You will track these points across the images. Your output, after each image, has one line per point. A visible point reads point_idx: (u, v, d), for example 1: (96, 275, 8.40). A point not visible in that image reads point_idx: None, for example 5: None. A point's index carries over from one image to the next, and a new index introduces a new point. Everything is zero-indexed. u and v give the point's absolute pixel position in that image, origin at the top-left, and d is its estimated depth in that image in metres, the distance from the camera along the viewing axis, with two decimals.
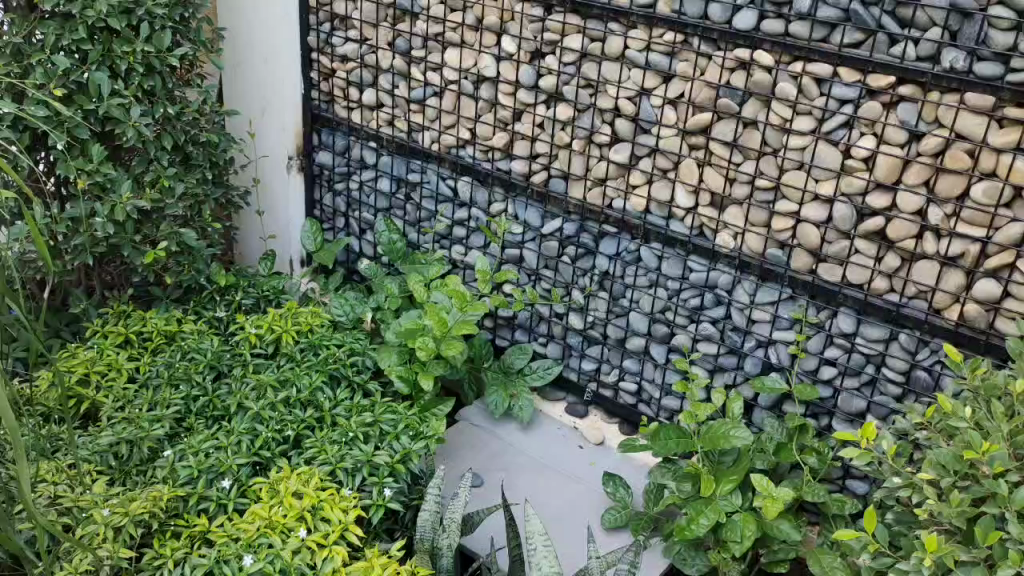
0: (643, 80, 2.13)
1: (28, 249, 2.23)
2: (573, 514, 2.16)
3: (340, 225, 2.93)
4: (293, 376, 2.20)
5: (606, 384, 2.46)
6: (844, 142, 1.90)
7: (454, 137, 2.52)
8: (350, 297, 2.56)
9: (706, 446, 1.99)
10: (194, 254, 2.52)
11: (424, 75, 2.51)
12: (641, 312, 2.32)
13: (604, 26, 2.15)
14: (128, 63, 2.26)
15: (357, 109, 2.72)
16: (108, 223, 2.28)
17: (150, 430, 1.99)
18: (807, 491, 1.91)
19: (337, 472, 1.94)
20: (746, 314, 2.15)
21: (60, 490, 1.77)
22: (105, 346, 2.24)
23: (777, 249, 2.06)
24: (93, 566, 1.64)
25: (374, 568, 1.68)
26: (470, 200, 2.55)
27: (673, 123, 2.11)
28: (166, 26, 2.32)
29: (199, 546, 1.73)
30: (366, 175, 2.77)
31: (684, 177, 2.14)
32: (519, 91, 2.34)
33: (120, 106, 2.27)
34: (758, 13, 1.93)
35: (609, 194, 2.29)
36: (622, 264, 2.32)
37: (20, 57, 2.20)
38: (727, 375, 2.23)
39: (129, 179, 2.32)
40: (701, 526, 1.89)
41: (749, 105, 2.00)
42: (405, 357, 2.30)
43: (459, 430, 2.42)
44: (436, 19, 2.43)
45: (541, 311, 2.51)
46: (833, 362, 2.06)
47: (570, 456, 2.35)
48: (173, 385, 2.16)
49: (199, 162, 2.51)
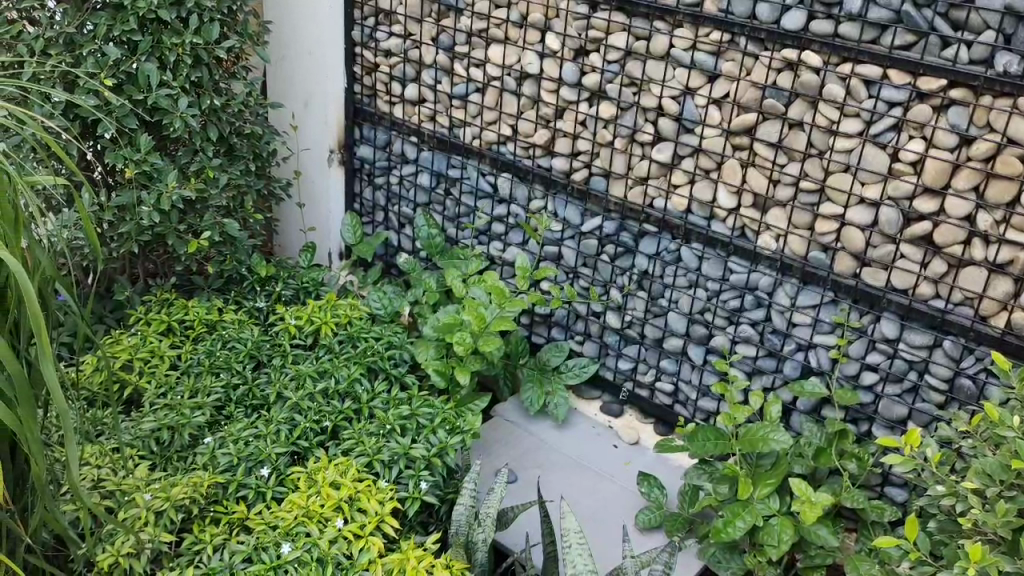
0: (688, 79, 2.12)
1: (77, 236, 2.28)
2: (608, 513, 2.16)
3: (380, 219, 2.94)
4: (331, 367, 2.22)
5: (643, 384, 2.45)
6: (892, 144, 1.88)
7: (495, 133, 2.52)
8: (388, 291, 2.58)
9: (744, 449, 1.98)
10: (236, 245, 2.55)
11: (467, 71, 2.52)
12: (680, 312, 2.32)
13: (650, 24, 2.14)
14: (177, 55, 2.29)
15: (400, 104, 2.73)
16: (155, 212, 2.32)
17: (190, 417, 2.02)
18: (846, 496, 1.89)
19: (374, 463, 1.95)
20: (787, 317, 2.14)
21: (104, 473, 1.80)
22: (148, 334, 2.28)
23: (820, 251, 2.05)
24: (135, 549, 1.66)
25: (409, 560, 1.69)
26: (510, 197, 2.56)
27: (717, 123, 2.10)
28: (214, 18, 2.34)
29: (238, 533, 1.75)
30: (407, 169, 2.78)
31: (727, 177, 2.13)
32: (561, 88, 2.33)
33: (168, 97, 2.30)
34: (808, 14, 1.91)
35: (650, 194, 2.28)
36: (661, 264, 2.31)
37: (72, 47, 2.23)
38: (765, 377, 2.22)
39: (175, 169, 2.36)
40: (738, 528, 1.88)
41: (796, 105, 1.98)
42: (442, 352, 2.31)
43: (495, 426, 2.42)
44: (480, 15, 2.43)
45: (579, 309, 2.51)
46: (874, 367, 2.04)
47: (605, 455, 2.35)
48: (213, 373, 2.19)
49: (243, 153, 2.54)
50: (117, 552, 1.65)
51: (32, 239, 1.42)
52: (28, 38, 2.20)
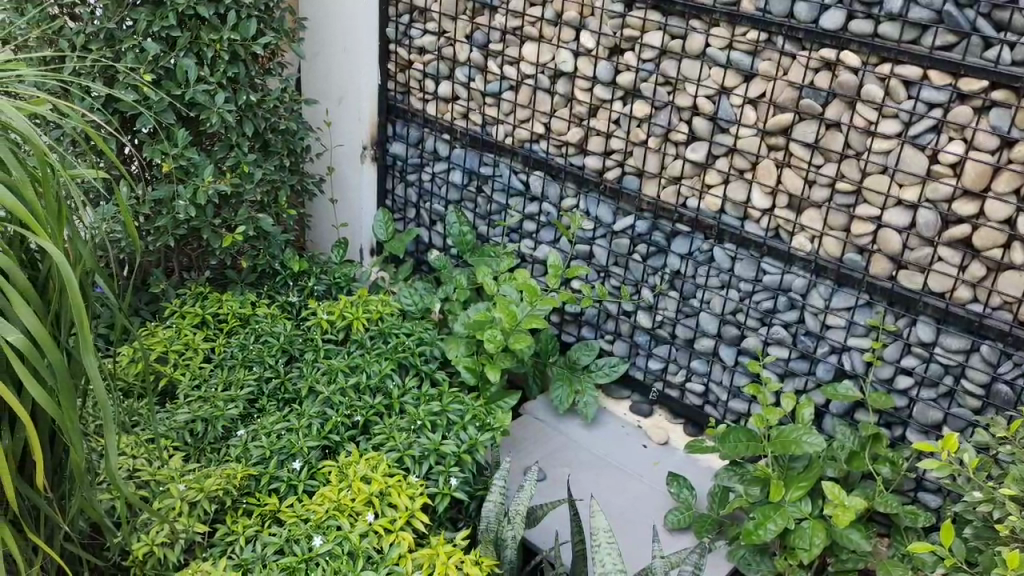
0: (724, 79, 2.11)
1: (115, 229, 2.31)
2: (637, 512, 2.15)
3: (411, 215, 2.96)
4: (363, 362, 2.23)
5: (673, 384, 2.45)
6: (932, 146, 1.86)
7: (528, 131, 2.52)
8: (419, 288, 2.59)
9: (776, 450, 1.97)
10: (270, 240, 2.58)
11: (500, 69, 2.52)
12: (711, 313, 2.31)
13: (686, 23, 2.13)
14: (214, 51, 2.32)
15: (433, 102, 2.74)
16: (190, 206, 2.34)
17: (224, 409, 2.04)
18: (879, 501, 1.88)
19: (405, 459, 1.96)
20: (821, 319, 2.12)
21: (139, 463, 1.83)
22: (182, 326, 2.31)
23: (855, 253, 2.03)
24: (169, 539, 1.69)
25: (439, 556, 1.69)
26: (542, 195, 2.55)
27: (752, 123, 2.09)
28: (251, 15, 2.36)
29: (270, 525, 1.77)
30: (439, 166, 2.80)
31: (762, 177, 2.12)
32: (595, 87, 2.33)
33: (205, 92, 2.32)
34: (847, 13, 1.89)
35: (683, 193, 2.27)
36: (693, 264, 2.30)
37: (112, 42, 2.26)
38: (798, 380, 2.20)
39: (211, 163, 2.38)
40: (769, 531, 1.86)
41: (833, 105, 1.96)
42: (473, 348, 2.32)
43: (524, 425, 2.42)
44: (515, 13, 2.43)
45: (609, 308, 2.50)
46: (909, 371, 2.01)
47: (634, 455, 2.35)
48: (247, 366, 2.21)
49: (277, 149, 2.56)
50: (152, 542, 1.67)
51: (73, 231, 1.44)
52: (69, 33, 2.23)
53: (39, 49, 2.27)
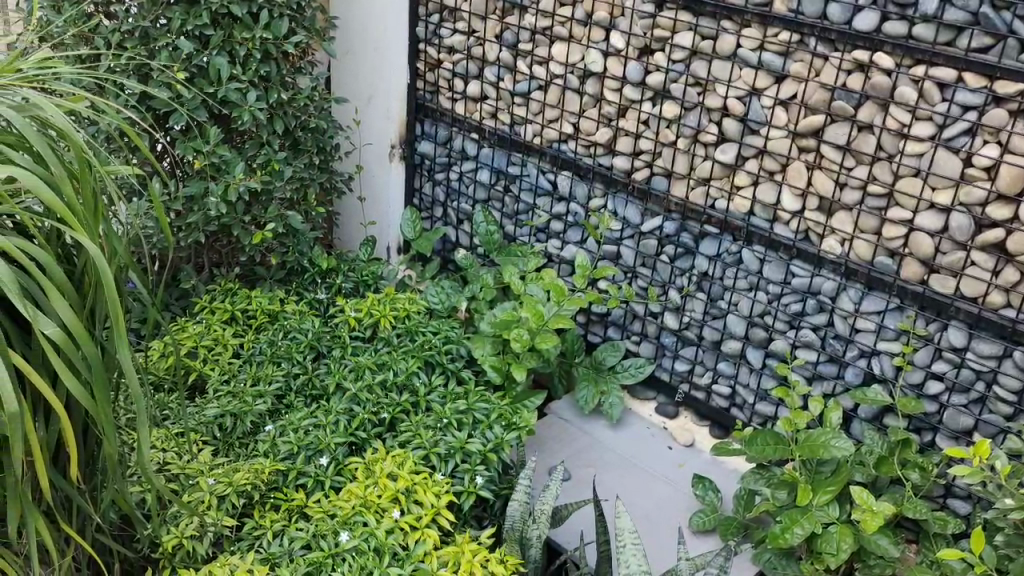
0: (755, 80, 2.09)
1: (148, 224, 2.34)
2: (663, 514, 2.14)
3: (438, 214, 2.97)
4: (390, 360, 2.24)
5: (699, 386, 2.45)
6: (966, 149, 1.84)
7: (556, 131, 2.52)
8: (446, 286, 2.60)
9: (804, 455, 1.96)
10: (299, 237, 2.61)
11: (530, 69, 2.52)
12: (739, 315, 2.30)
13: (717, 24, 2.12)
14: (247, 49, 2.34)
15: (461, 101, 2.75)
16: (222, 203, 2.37)
17: (252, 405, 2.06)
18: (909, 507, 1.86)
19: (431, 456, 1.97)
20: (850, 323, 2.10)
21: (169, 457, 1.86)
22: (212, 322, 2.34)
23: (887, 257, 2.01)
24: (198, 532, 1.71)
25: (464, 554, 1.70)
26: (569, 195, 2.55)
27: (783, 124, 2.07)
28: (284, 14, 2.38)
29: (297, 520, 1.79)
30: (466, 165, 2.81)
31: (792, 179, 2.10)
32: (625, 87, 2.33)
33: (237, 90, 2.35)
34: (881, 14, 1.87)
35: (712, 195, 2.26)
36: (722, 266, 2.29)
37: (146, 40, 2.28)
38: (826, 383, 2.19)
39: (242, 160, 2.40)
40: (796, 535, 1.85)
41: (866, 107, 1.94)
42: (498, 347, 2.32)
43: (549, 425, 2.42)
44: (545, 13, 2.43)
45: (636, 309, 2.50)
46: (940, 376, 2.00)
47: (659, 456, 2.34)
48: (275, 362, 2.23)
49: (307, 146, 2.57)
50: (181, 535, 1.69)
51: (108, 228, 1.46)
52: (105, 31, 2.26)
53: (76, 47, 2.31)
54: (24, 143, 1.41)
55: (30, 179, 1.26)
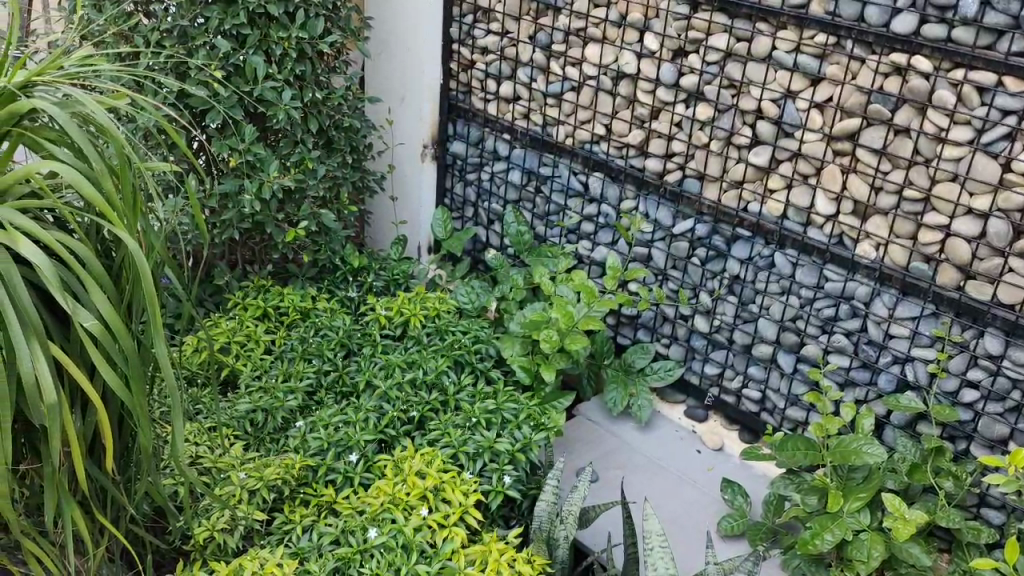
0: (790, 82, 2.08)
1: (183, 221, 2.38)
2: (691, 517, 2.13)
3: (469, 214, 2.99)
4: (420, 359, 2.25)
5: (729, 390, 2.43)
6: (1005, 154, 1.81)
7: (589, 132, 2.52)
8: (476, 286, 2.60)
9: (836, 461, 1.94)
10: (331, 236, 2.64)
11: (563, 70, 2.52)
12: (770, 319, 2.28)
13: (752, 26, 2.11)
14: (282, 49, 2.36)
15: (494, 101, 2.76)
16: (255, 201, 2.40)
17: (283, 400, 2.08)
18: (941, 515, 1.84)
19: (459, 455, 1.97)
20: (884, 328, 2.08)
21: (201, 451, 1.88)
22: (245, 318, 2.37)
23: (922, 263, 1.99)
24: (229, 525, 1.73)
25: (491, 553, 1.70)
26: (601, 196, 2.55)
27: (818, 127, 2.06)
28: (319, 14, 2.41)
29: (326, 516, 1.80)
30: (498, 166, 2.81)
31: (827, 182, 2.09)
32: (658, 89, 2.32)
33: (273, 89, 2.38)
34: (920, 17, 1.85)
35: (745, 197, 2.25)
36: (753, 270, 2.28)
37: (185, 38, 2.31)
38: (858, 390, 2.17)
39: (276, 159, 2.43)
40: (826, 542, 1.84)
41: (903, 111, 1.93)
42: (528, 348, 2.32)
43: (577, 426, 2.42)
44: (579, 14, 2.43)
45: (667, 311, 2.49)
46: (975, 384, 1.97)
47: (687, 459, 2.33)
48: (306, 359, 2.25)
49: (341, 145, 2.60)
50: (212, 527, 1.71)
51: (147, 224, 1.48)
52: (144, 30, 2.29)
53: (116, 45, 2.35)
54: (65, 138, 1.43)
55: (71, 173, 1.29)
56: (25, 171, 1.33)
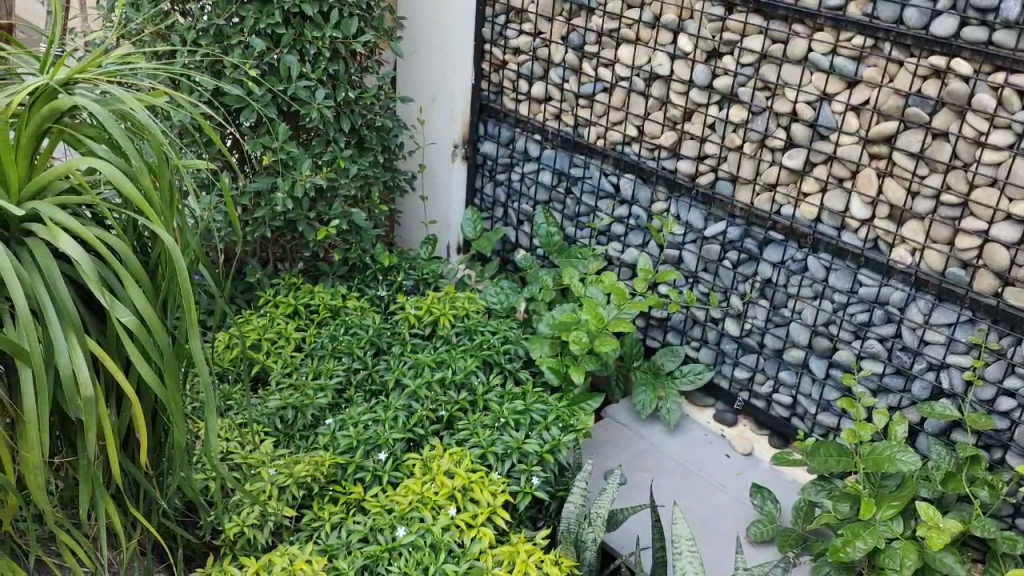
0: (826, 85, 2.06)
1: (217, 218, 2.40)
2: (720, 522, 2.12)
3: (499, 215, 2.99)
4: (449, 358, 2.25)
5: (759, 395, 2.42)
6: None
7: (621, 133, 2.51)
8: (505, 286, 2.60)
9: (868, 468, 1.92)
10: (362, 234, 2.65)
11: (595, 71, 2.51)
12: (803, 323, 2.26)
13: (788, 28, 2.09)
14: (316, 48, 2.38)
15: (525, 102, 2.76)
16: (288, 199, 2.42)
17: (314, 398, 2.09)
18: (976, 525, 1.81)
19: (488, 455, 1.97)
20: (918, 334, 2.05)
21: (232, 446, 1.90)
22: (275, 315, 2.39)
23: (959, 268, 1.96)
24: (258, 521, 1.75)
25: (519, 554, 1.69)
26: (632, 198, 2.54)
27: (854, 130, 2.04)
28: (353, 14, 2.42)
29: (355, 514, 1.81)
30: (529, 166, 2.81)
31: (862, 186, 2.06)
32: (691, 90, 2.31)
33: (307, 88, 2.39)
34: (960, 19, 1.83)
35: (778, 200, 2.23)
36: (786, 273, 2.26)
37: (220, 37, 2.33)
38: (891, 396, 2.14)
39: (309, 157, 2.45)
40: (857, 549, 1.81)
41: (941, 114, 1.90)
42: (557, 349, 2.32)
43: (606, 427, 2.42)
44: (612, 15, 2.42)
45: (697, 314, 2.48)
46: (1012, 392, 1.94)
47: (717, 463, 2.32)
48: (336, 357, 2.26)
49: (373, 145, 2.61)
50: (242, 523, 1.73)
51: (183, 221, 1.50)
52: (181, 29, 2.32)
53: (153, 44, 2.38)
54: (103, 135, 1.45)
55: (110, 170, 1.30)
56: (65, 167, 1.35)
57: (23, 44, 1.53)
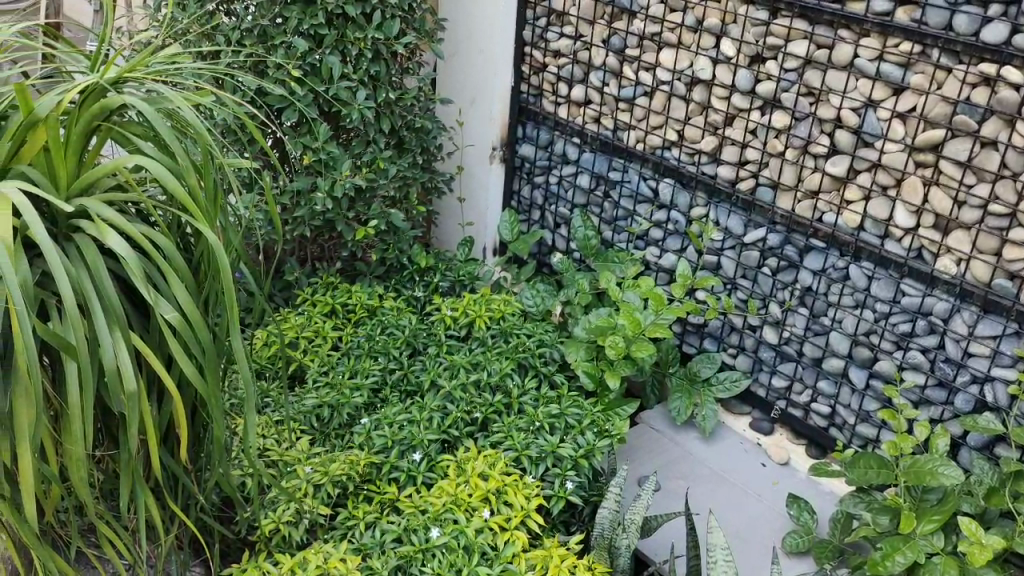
0: (871, 91, 2.03)
1: (258, 216, 2.43)
2: (756, 531, 2.10)
3: (536, 217, 2.98)
4: (485, 360, 2.25)
5: (797, 404, 2.39)
6: None
7: (661, 138, 2.50)
8: (542, 288, 2.60)
9: (909, 481, 1.89)
10: (399, 234, 2.66)
11: (636, 74, 2.50)
12: (843, 332, 2.23)
13: (834, 33, 2.06)
14: (358, 49, 2.39)
15: (565, 105, 2.75)
16: (328, 199, 2.43)
17: (350, 397, 2.11)
18: (1019, 542, 1.76)
19: (522, 458, 1.97)
20: (962, 346, 2.02)
21: (268, 444, 1.92)
22: (313, 314, 2.41)
23: (1006, 279, 1.92)
24: (294, 518, 1.77)
25: (553, 558, 1.69)
26: (671, 203, 2.52)
27: (899, 137, 2.01)
28: (395, 15, 2.43)
29: (389, 513, 1.81)
30: (567, 169, 2.80)
31: (907, 194, 2.03)
32: (733, 95, 2.28)
33: (348, 88, 2.41)
34: (1011, 26, 1.79)
35: (820, 208, 2.20)
36: (827, 281, 2.24)
37: (264, 38, 2.35)
38: (933, 408, 2.10)
39: (348, 157, 2.47)
40: (897, 563, 1.79)
41: (991, 123, 1.87)
42: (592, 353, 2.31)
43: (641, 432, 2.41)
44: (654, 19, 2.40)
45: (735, 321, 2.46)
46: None
47: (753, 471, 2.29)
48: (372, 357, 2.27)
49: (412, 146, 2.62)
50: (278, 519, 1.76)
51: (226, 219, 1.51)
52: (225, 28, 2.34)
53: (198, 44, 2.41)
54: (150, 133, 1.47)
55: (156, 167, 1.32)
56: (112, 165, 1.36)
57: (73, 44, 1.56)
